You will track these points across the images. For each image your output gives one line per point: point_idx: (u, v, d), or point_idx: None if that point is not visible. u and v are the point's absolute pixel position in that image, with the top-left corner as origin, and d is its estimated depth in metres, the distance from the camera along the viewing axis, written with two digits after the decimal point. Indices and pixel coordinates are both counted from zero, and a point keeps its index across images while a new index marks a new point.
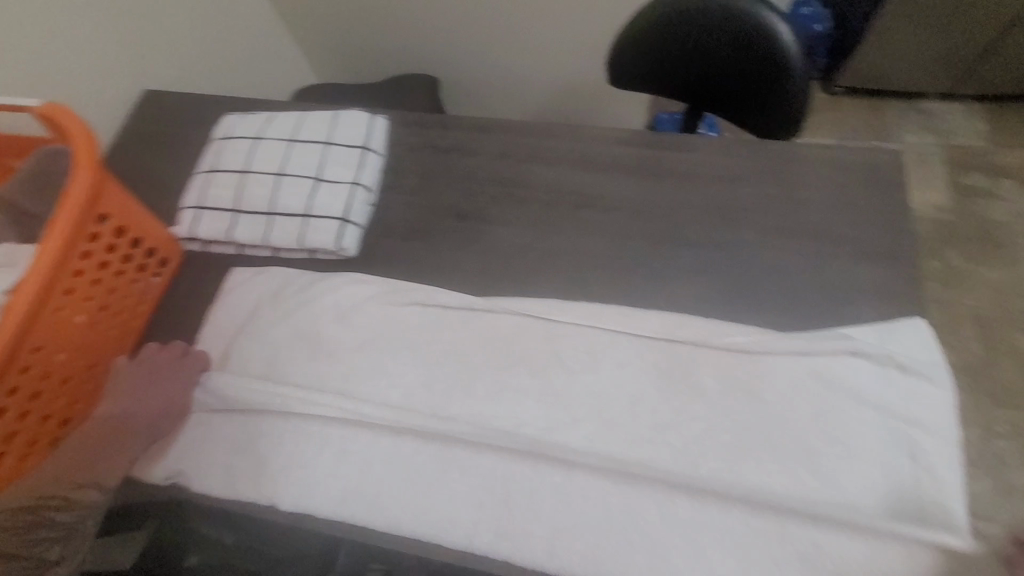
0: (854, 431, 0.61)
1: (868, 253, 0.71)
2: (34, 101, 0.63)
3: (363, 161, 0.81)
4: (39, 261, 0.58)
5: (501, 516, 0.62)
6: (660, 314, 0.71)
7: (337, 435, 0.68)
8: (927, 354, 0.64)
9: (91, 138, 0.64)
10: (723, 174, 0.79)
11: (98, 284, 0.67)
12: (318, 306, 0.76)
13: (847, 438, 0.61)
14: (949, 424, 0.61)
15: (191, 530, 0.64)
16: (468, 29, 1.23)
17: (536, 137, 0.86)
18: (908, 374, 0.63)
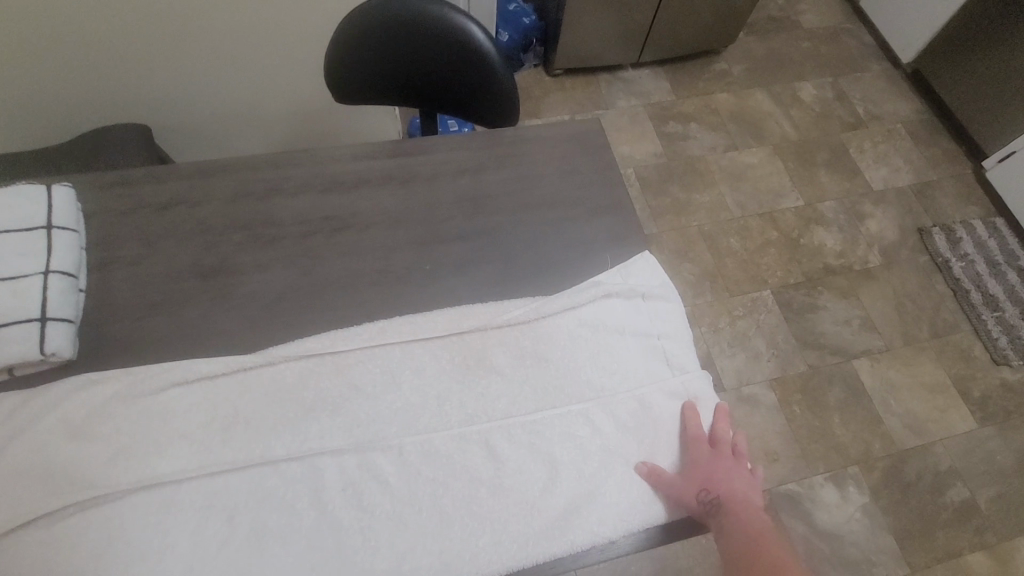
0: (621, 357, 0.73)
1: (598, 210, 0.83)
2: None
3: (51, 244, 0.66)
4: None
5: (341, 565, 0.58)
6: (445, 311, 0.73)
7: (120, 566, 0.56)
8: (658, 279, 0.79)
9: None
10: (465, 167, 0.84)
11: None
12: (45, 426, 0.61)
13: (618, 366, 0.72)
14: (683, 330, 0.77)
15: None
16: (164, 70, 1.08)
17: (274, 170, 0.80)
18: (646, 298, 0.77)
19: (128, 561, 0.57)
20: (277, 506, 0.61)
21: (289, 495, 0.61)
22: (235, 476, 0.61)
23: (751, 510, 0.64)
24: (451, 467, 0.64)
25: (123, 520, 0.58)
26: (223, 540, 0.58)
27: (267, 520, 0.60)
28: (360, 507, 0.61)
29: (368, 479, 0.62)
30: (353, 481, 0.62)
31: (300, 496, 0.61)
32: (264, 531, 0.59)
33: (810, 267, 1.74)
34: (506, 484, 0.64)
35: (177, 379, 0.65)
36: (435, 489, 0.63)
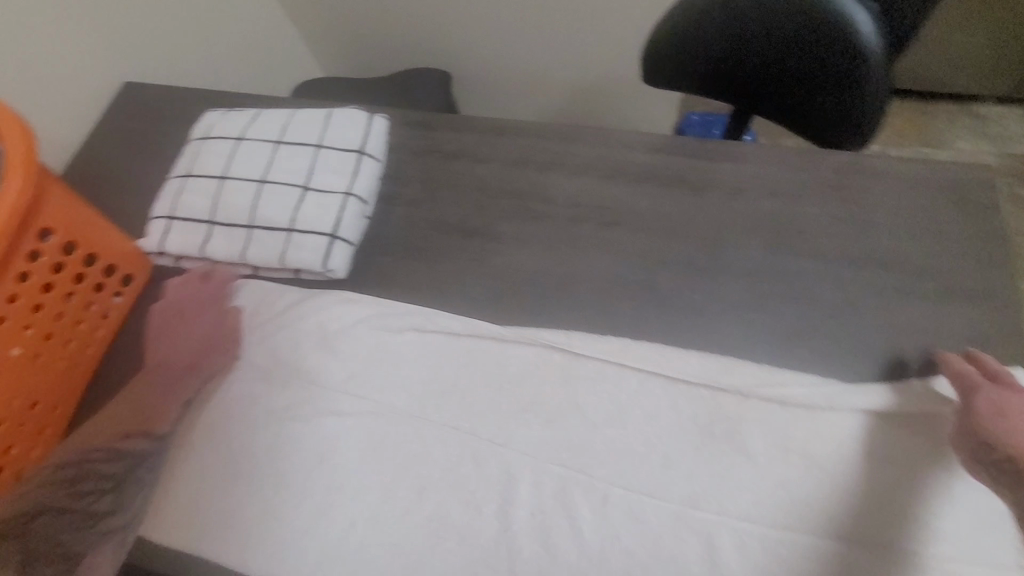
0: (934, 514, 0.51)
1: (957, 293, 0.59)
2: None
3: (358, 168, 0.70)
4: None
5: None
6: (703, 354, 0.59)
7: (316, 488, 0.58)
8: None
9: (27, 134, 0.55)
10: (777, 190, 0.67)
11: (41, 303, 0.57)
12: (302, 331, 0.65)
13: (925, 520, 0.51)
14: None
15: None
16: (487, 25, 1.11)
17: (559, 142, 0.74)
18: None
19: (326, 488, 0.57)
20: (463, 502, 0.55)
21: (477, 496, 0.55)
22: (436, 450, 0.58)
23: None
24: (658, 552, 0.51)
25: (334, 445, 0.59)
26: (406, 510, 0.56)
27: (450, 512, 0.55)
28: (544, 546, 0.53)
29: (561, 519, 0.53)
30: (545, 512, 0.54)
31: (488, 502, 0.55)
32: (444, 521, 0.55)
33: None
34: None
35: (417, 328, 0.64)
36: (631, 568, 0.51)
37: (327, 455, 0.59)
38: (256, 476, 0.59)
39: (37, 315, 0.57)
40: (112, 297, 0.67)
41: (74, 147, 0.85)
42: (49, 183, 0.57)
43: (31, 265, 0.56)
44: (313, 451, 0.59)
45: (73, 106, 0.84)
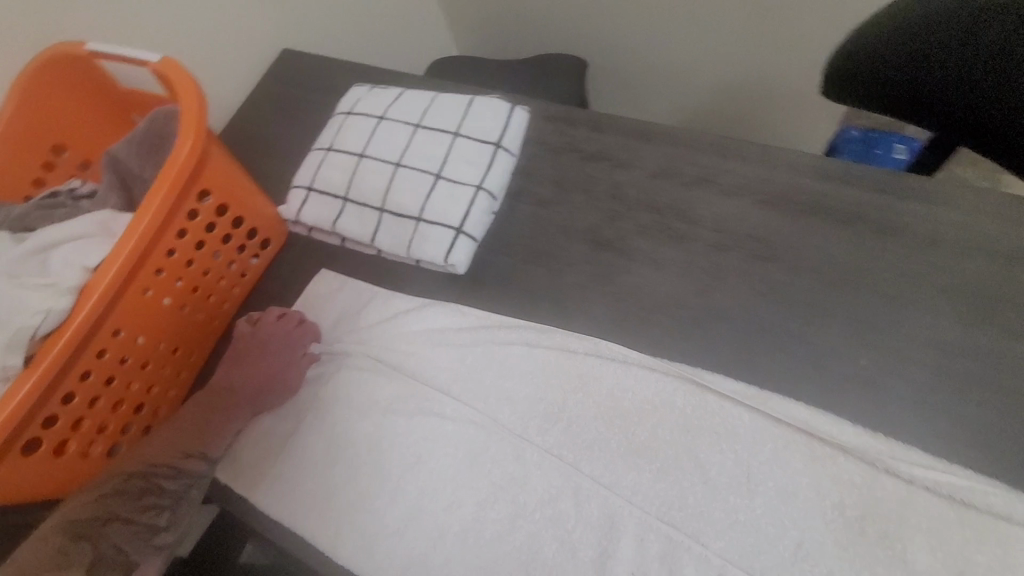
0: None
1: None
2: (154, 57, 0.59)
3: (493, 161, 0.67)
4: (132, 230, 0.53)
5: None
6: (861, 432, 0.50)
7: (408, 484, 0.57)
8: None
9: (201, 99, 0.57)
10: (992, 247, 0.54)
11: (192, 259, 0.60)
12: (417, 323, 0.65)
13: None
14: None
15: None
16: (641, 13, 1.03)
17: (714, 157, 0.66)
18: None
19: (421, 488, 0.57)
20: (558, 539, 0.52)
21: (573, 535, 0.52)
22: (532, 475, 0.55)
23: None
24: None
25: (434, 446, 0.58)
26: (498, 531, 0.53)
27: (543, 546, 0.52)
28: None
29: None
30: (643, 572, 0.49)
31: (583, 546, 0.51)
32: (536, 554, 0.52)
33: None
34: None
35: (528, 340, 0.61)
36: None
37: (425, 454, 0.58)
38: (355, 459, 0.60)
39: (188, 269, 0.61)
40: (250, 259, 0.70)
41: (233, 107, 0.91)
42: (213, 147, 0.60)
43: (188, 223, 0.59)
44: (411, 446, 0.59)
45: (238, 70, 0.89)
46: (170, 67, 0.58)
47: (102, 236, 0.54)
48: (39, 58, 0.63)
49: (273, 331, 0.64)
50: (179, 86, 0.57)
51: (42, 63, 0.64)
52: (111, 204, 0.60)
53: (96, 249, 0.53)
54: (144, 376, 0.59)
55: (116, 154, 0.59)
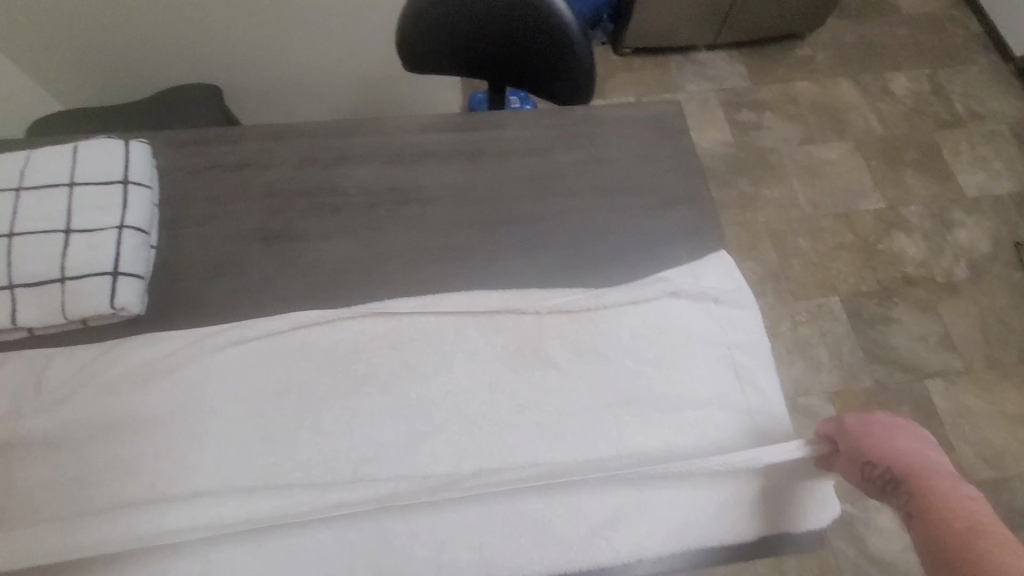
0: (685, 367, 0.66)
1: (671, 199, 0.77)
2: None
3: (128, 198, 0.67)
4: None
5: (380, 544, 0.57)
6: (503, 291, 0.69)
7: (161, 524, 0.57)
8: (733, 283, 0.71)
9: None
10: (535, 146, 0.80)
11: None
12: (106, 380, 0.62)
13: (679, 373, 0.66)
14: (760, 339, 0.69)
15: None
16: (247, 29, 1.10)
17: (340, 137, 0.79)
18: (716, 304, 0.70)
19: (178, 521, 0.57)
20: (320, 486, 0.59)
21: (332, 475, 0.59)
22: (281, 449, 0.60)
23: (935, 470, 0.48)
24: (501, 463, 0.61)
25: (177, 479, 0.59)
26: (267, 511, 0.58)
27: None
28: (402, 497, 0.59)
29: (412, 468, 0.60)
30: (394, 468, 0.60)
31: (341, 478, 0.59)
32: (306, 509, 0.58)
33: (885, 276, 1.66)
34: (557, 488, 0.60)
35: (234, 343, 0.65)
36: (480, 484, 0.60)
37: (169, 488, 0.58)
38: (92, 536, 0.56)
39: None
40: None
41: None
42: None
43: None
44: (152, 489, 0.58)
45: None
46: None
47: None
48: None
49: None
50: None
51: None
52: None
53: None
54: None
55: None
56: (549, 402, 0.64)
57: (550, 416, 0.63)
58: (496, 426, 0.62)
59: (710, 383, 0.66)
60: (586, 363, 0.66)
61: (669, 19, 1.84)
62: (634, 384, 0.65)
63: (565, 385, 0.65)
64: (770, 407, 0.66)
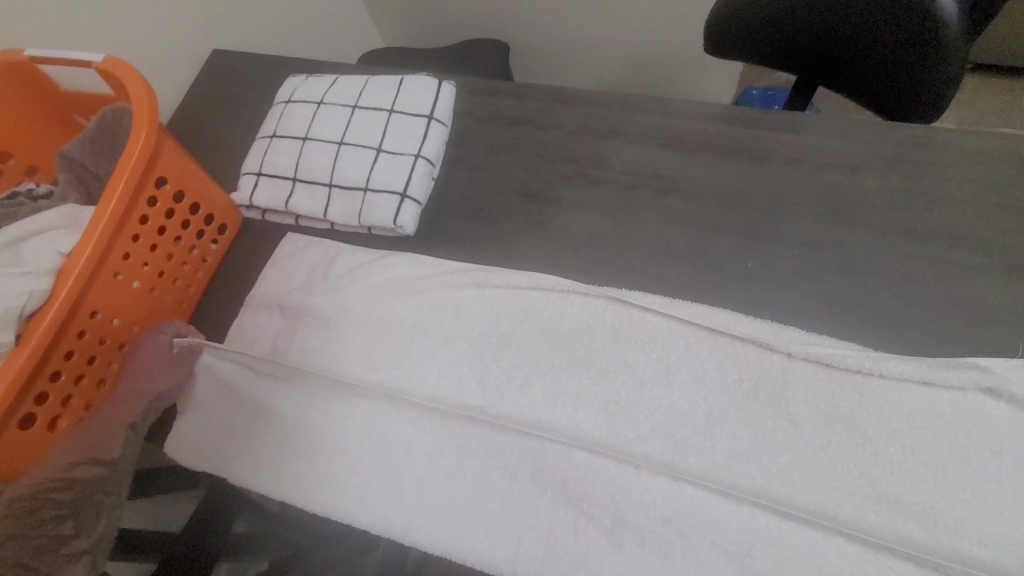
0: (977, 489, 0.51)
1: (1020, 269, 0.58)
2: (98, 58, 0.63)
3: (428, 132, 0.75)
4: (98, 218, 0.57)
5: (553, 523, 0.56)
6: (753, 318, 0.61)
7: (382, 418, 0.65)
8: None
9: (152, 97, 0.62)
10: (839, 162, 0.67)
11: (155, 245, 0.66)
12: (372, 283, 0.72)
13: (966, 493, 0.51)
14: None
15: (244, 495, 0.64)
16: None
17: (620, 112, 0.76)
18: None
19: (396, 421, 0.64)
20: (513, 444, 0.61)
21: (525, 438, 0.60)
22: (488, 396, 0.63)
23: None
24: (698, 502, 0.54)
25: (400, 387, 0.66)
26: (465, 446, 0.62)
27: (500, 451, 0.61)
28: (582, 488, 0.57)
29: (604, 467, 0.58)
30: (585, 458, 0.58)
31: (533, 446, 0.60)
32: (496, 460, 0.60)
33: None
34: (756, 558, 0.52)
35: (473, 284, 0.69)
36: (667, 511, 0.55)
37: (395, 392, 0.66)
38: (333, 406, 0.66)
39: (152, 254, 0.66)
40: (209, 244, 0.76)
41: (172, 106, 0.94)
42: (165, 137, 0.65)
43: (149, 210, 0.63)
44: (382, 387, 0.66)
45: (173, 70, 0.92)
46: (115, 65, 0.63)
47: (68, 228, 0.59)
48: None
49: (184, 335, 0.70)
50: (130, 85, 0.62)
51: None
52: (71, 200, 0.63)
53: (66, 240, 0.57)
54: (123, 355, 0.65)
55: (71, 153, 0.63)
56: (774, 461, 0.55)
57: (772, 477, 0.54)
58: (703, 461, 0.56)
59: (1008, 524, 0.49)
60: (835, 436, 0.55)
61: None
62: (894, 485, 0.52)
63: (800, 450, 0.55)
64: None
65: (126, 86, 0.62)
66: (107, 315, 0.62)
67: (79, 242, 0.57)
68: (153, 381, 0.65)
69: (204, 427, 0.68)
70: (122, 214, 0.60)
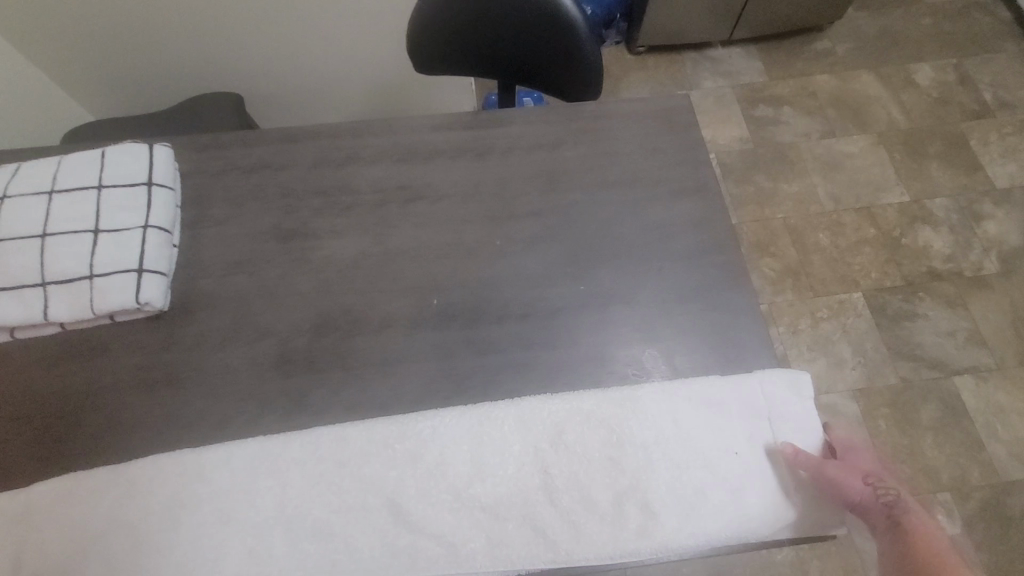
0: (674, 363, 0.67)
1: (678, 192, 0.78)
2: None
3: (151, 200, 0.70)
4: None
5: (389, 531, 0.58)
6: (511, 287, 0.71)
7: (183, 505, 0.60)
8: (732, 274, 0.72)
9: None
10: (543, 142, 0.81)
11: None
12: (130, 370, 0.66)
13: (682, 371, 0.67)
14: (756, 326, 0.69)
15: None
16: (270, 32, 1.18)
17: (353, 139, 0.81)
18: (716, 292, 0.71)
19: (199, 510, 0.59)
20: (329, 480, 0.61)
21: (338, 470, 0.61)
22: (293, 446, 0.62)
23: None
24: (504, 460, 0.62)
25: (191, 473, 0.61)
26: (281, 504, 0.60)
27: (321, 493, 0.60)
28: (404, 494, 0.60)
29: (420, 458, 0.62)
30: (402, 465, 0.61)
31: (348, 476, 0.61)
32: (319, 505, 0.60)
33: (911, 271, 1.62)
34: (561, 487, 0.61)
35: (246, 341, 0.68)
36: (481, 473, 0.61)
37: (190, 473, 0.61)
38: (120, 518, 0.59)
39: None
40: None
41: None
42: None
43: None
44: (173, 476, 0.61)
45: None
46: None
47: None
48: None
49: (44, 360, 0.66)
50: None
51: None
52: None
53: None
54: None
55: None
56: (556, 400, 0.64)
57: (560, 414, 0.64)
58: (505, 426, 0.63)
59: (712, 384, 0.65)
60: (597, 363, 0.67)
61: (682, 17, 1.84)
62: (645, 383, 0.66)
63: (574, 385, 0.66)
64: (795, 404, 0.64)
65: None
66: None
67: None
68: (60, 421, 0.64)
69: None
70: None
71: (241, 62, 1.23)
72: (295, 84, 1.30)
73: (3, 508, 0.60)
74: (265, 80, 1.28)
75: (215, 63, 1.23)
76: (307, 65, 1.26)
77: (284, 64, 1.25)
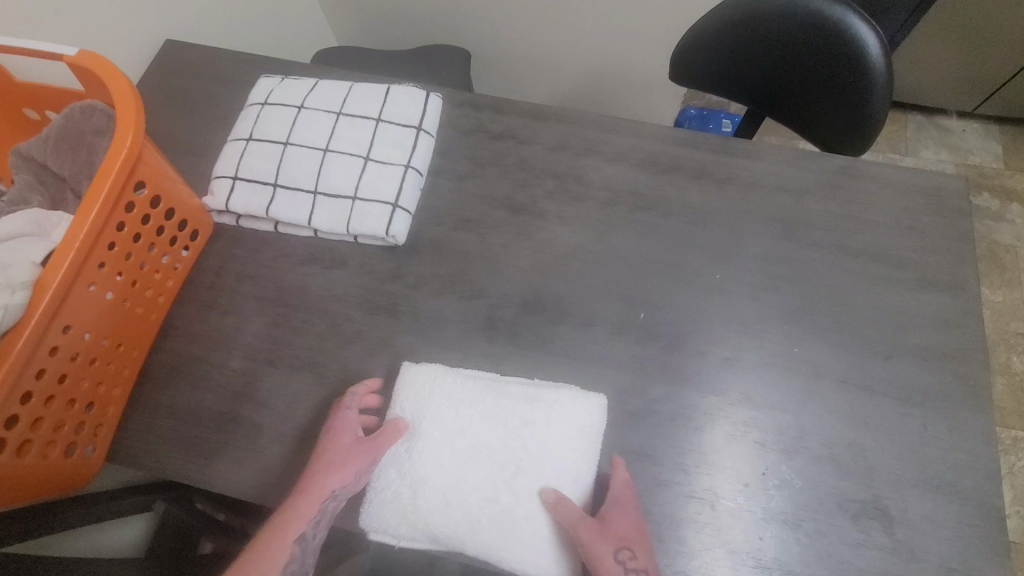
0: (880, 460, 0.62)
1: (927, 283, 0.71)
2: (168, 169, 0.65)
3: (416, 143, 0.75)
4: (127, 314, 0.64)
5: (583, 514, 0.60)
6: (721, 324, 0.69)
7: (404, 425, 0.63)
8: (970, 391, 0.65)
9: (189, 194, 0.71)
10: (789, 186, 0.77)
11: (144, 280, 0.66)
12: (358, 288, 0.73)
13: (889, 473, 0.62)
14: (986, 452, 0.62)
15: (234, 491, 0.64)
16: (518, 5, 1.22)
17: (597, 131, 0.82)
18: (946, 403, 0.65)
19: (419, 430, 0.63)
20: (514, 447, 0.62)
21: (524, 438, 0.62)
22: (489, 394, 0.63)
23: None
24: (678, 473, 0.62)
25: (407, 385, 0.64)
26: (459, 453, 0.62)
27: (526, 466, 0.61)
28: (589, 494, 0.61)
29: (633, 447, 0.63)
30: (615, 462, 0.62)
31: (516, 443, 0.61)
32: (471, 450, 0.62)
33: None
34: (749, 533, 0.60)
35: (462, 296, 0.72)
36: (686, 481, 0.62)
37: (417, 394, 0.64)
38: (324, 414, 0.67)
39: (147, 295, 0.67)
40: (181, 251, 0.72)
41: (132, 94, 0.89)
42: (182, 188, 0.69)
43: (154, 278, 0.68)
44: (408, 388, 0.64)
45: (130, 65, 0.88)
46: (94, 62, 0.59)
47: (106, 312, 0.60)
48: (129, 128, 0.57)
49: (292, 262, 0.75)
50: (189, 204, 0.72)
51: (131, 131, 0.57)
52: (31, 202, 0.60)
53: (95, 326, 0.60)
54: (93, 373, 0.61)
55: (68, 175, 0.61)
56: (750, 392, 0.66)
57: (776, 453, 0.63)
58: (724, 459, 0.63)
59: (926, 499, 0.61)
60: (798, 432, 0.64)
61: (926, 75, 1.65)
62: (847, 467, 0.62)
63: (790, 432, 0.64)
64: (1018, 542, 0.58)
65: (185, 209, 0.71)
66: (92, 352, 0.60)
67: (106, 330, 0.61)
68: (293, 315, 0.72)
69: (183, 433, 0.67)
70: (138, 293, 0.65)
71: (480, 22, 1.29)
72: (520, 54, 1.34)
73: (240, 372, 0.69)
74: (493, 44, 1.34)
75: (457, 19, 1.30)
76: (538, 40, 1.29)
77: (517, 35, 1.30)
